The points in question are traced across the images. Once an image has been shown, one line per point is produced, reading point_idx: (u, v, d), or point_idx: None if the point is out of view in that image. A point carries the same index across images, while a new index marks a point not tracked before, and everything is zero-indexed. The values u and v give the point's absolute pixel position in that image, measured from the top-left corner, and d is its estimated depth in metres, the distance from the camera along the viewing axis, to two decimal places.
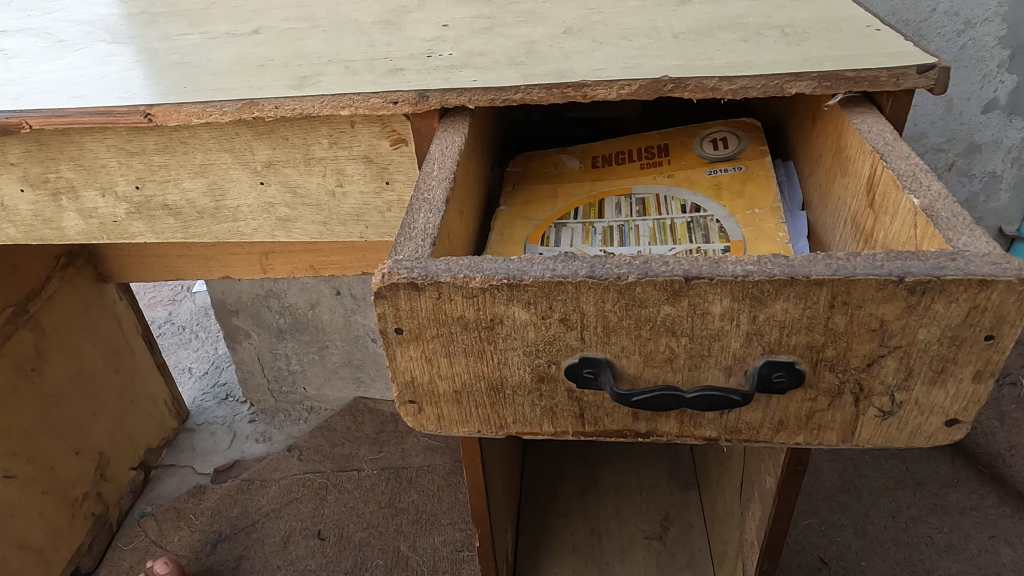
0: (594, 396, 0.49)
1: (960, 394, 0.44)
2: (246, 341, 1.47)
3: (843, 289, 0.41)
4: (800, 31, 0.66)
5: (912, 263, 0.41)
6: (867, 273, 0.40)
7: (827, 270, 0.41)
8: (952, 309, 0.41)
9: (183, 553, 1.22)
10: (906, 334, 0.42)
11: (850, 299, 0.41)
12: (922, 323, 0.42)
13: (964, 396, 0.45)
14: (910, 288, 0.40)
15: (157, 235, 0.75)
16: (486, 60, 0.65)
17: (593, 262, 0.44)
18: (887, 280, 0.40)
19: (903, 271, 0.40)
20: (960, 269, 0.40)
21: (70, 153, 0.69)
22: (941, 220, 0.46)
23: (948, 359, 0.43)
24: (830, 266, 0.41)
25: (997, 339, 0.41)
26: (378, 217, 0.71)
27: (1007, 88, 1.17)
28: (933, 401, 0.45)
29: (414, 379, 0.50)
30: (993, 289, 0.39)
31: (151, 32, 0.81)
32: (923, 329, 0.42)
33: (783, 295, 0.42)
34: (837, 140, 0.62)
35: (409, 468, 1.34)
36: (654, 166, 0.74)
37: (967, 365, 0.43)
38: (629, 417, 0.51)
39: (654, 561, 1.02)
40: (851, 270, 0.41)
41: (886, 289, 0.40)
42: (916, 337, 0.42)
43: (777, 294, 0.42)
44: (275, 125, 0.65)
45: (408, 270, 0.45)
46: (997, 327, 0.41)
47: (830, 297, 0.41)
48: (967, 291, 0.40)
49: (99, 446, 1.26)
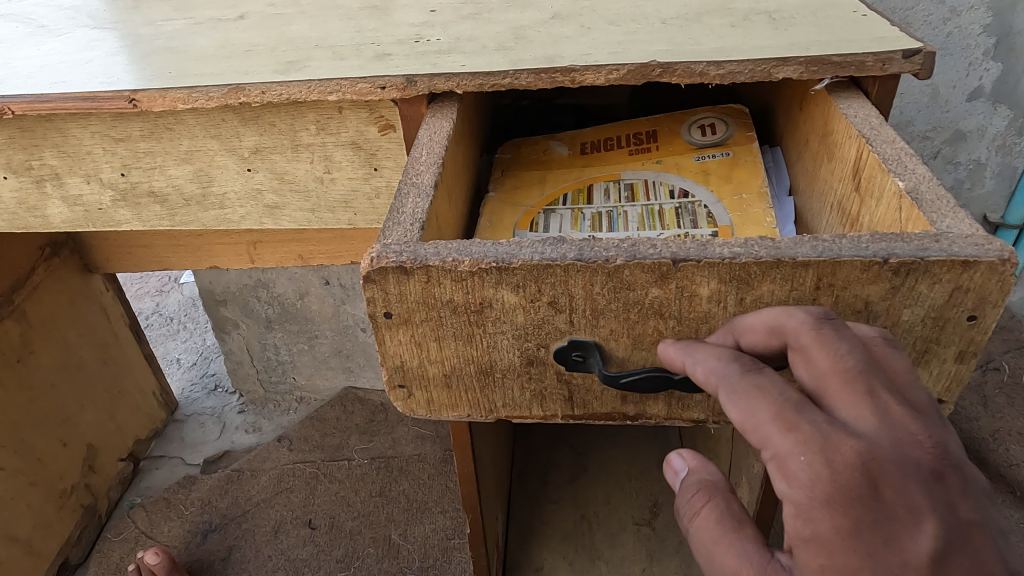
0: (583, 379, 0.50)
1: (943, 374, 0.45)
2: (235, 332, 1.47)
3: (829, 270, 0.41)
4: (787, 17, 0.66)
5: (897, 244, 0.41)
6: (853, 254, 0.41)
7: (812, 251, 0.41)
8: (936, 290, 0.41)
9: (173, 544, 1.21)
10: (890, 315, 0.43)
11: (836, 281, 0.42)
12: (907, 304, 0.42)
13: (946, 376, 0.46)
14: (895, 269, 0.41)
15: (143, 223, 0.75)
16: (475, 45, 0.65)
17: (581, 245, 0.44)
18: (872, 262, 0.41)
19: (888, 252, 0.41)
20: (944, 250, 0.40)
21: (54, 140, 0.69)
22: (925, 203, 0.46)
23: (931, 340, 0.44)
24: (816, 248, 0.42)
25: (980, 319, 0.42)
26: (366, 204, 0.71)
27: (992, 75, 1.17)
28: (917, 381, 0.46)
29: (403, 363, 0.50)
30: (976, 270, 0.40)
31: (135, 18, 0.80)
32: (907, 310, 0.42)
33: (770, 276, 0.42)
34: (824, 126, 0.62)
35: (400, 457, 1.34)
36: (643, 153, 0.74)
37: (951, 345, 0.44)
38: (618, 399, 0.51)
39: (644, 547, 1.03)
40: (837, 252, 0.41)
41: (871, 270, 0.41)
42: (901, 318, 0.43)
43: (764, 275, 0.42)
44: (262, 110, 0.65)
45: (397, 254, 0.44)
46: (979, 308, 0.42)
47: (816, 279, 0.42)
48: (950, 272, 0.40)
49: (87, 438, 1.25)
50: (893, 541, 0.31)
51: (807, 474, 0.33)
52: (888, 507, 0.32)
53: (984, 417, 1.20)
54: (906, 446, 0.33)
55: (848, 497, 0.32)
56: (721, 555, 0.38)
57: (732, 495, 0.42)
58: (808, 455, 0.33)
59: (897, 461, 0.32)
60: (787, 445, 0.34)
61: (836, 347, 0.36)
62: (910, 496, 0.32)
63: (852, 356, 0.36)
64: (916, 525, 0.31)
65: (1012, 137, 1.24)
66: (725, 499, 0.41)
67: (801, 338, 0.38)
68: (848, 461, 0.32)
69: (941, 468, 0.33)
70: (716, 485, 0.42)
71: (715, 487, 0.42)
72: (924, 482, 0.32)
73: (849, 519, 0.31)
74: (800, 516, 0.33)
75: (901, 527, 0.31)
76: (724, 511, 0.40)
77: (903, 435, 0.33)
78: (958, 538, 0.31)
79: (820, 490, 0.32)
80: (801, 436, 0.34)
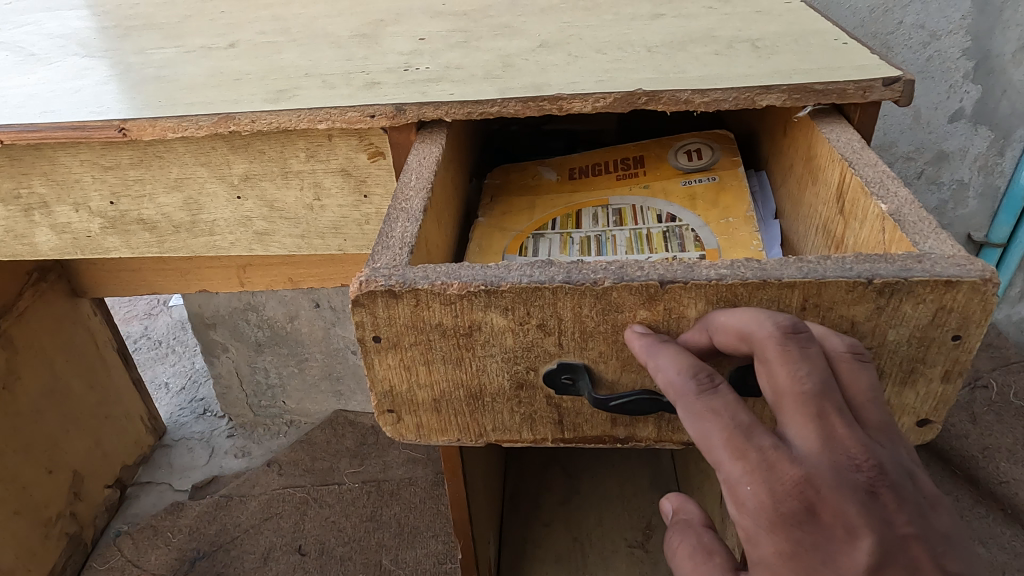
0: (573, 402, 0.50)
1: (931, 395, 0.46)
2: (224, 355, 1.46)
3: (815, 291, 0.42)
4: (770, 45, 0.67)
5: (880, 265, 0.42)
6: (838, 275, 0.41)
7: (798, 272, 0.42)
8: (920, 310, 0.42)
9: (159, 572, 1.19)
10: (876, 335, 0.43)
11: (822, 300, 0.42)
12: (892, 324, 0.43)
13: (934, 397, 0.46)
14: (879, 289, 0.41)
15: (132, 250, 0.75)
16: (463, 73, 0.66)
17: (569, 268, 0.44)
18: (857, 282, 0.41)
19: (872, 273, 0.41)
20: (927, 271, 0.41)
21: (42, 168, 0.69)
22: (908, 224, 0.47)
23: (917, 359, 0.44)
24: (801, 269, 0.42)
25: (964, 339, 0.43)
26: (356, 230, 0.71)
27: (972, 97, 1.18)
28: (904, 402, 0.47)
29: (392, 388, 0.50)
30: (958, 290, 0.41)
31: (126, 46, 0.80)
32: (893, 330, 0.43)
33: (756, 297, 0.42)
34: (807, 150, 0.63)
35: (390, 481, 1.33)
36: (630, 178, 0.75)
37: (937, 365, 0.44)
38: (607, 422, 0.51)
39: (637, 570, 1.02)
40: (822, 273, 0.42)
41: (856, 291, 0.41)
42: (886, 338, 0.43)
43: (750, 296, 0.42)
44: (252, 139, 0.65)
45: (386, 278, 0.45)
46: (963, 327, 0.42)
47: (802, 299, 0.42)
48: (933, 292, 0.41)
49: (73, 465, 1.23)
50: (830, 559, 0.35)
51: (754, 503, 0.36)
52: (826, 528, 0.35)
53: (973, 435, 1.17)
54: (846, 468, 0.36)
55: (790, 522, 0.35)
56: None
57: (706, 528, 0.44)
58: (755, 485, 0.36)
59: (837, 484, 0.36)
60: (736, 472, 0.36)
61: (798, 368, 0.37)
62: (847, 517, 0.35)
63: (811, 378, 0.37)
64: (851, 542, 0.35)
65: (994, 157, 1.24)
66: (696, 534, 0.44)
67: (765, 351, 0.39)
68: (789, 490, 0.35)
69: (876, 487, 0.36)
70: (690, 523, 0.45)
71: (688, 523, 0.45)
72: (860, 502, 0.36)
73: (791, 543, 0.35)
74: (749, 539, 0.37)
75: (838, 545, 0.35)
76: (696, 545, 0.43)
77: (843, 457, 0.36)
78: (891, 550, 0.36)
79: (765, 518, 0.36)
80: (749, 465, 0.36)
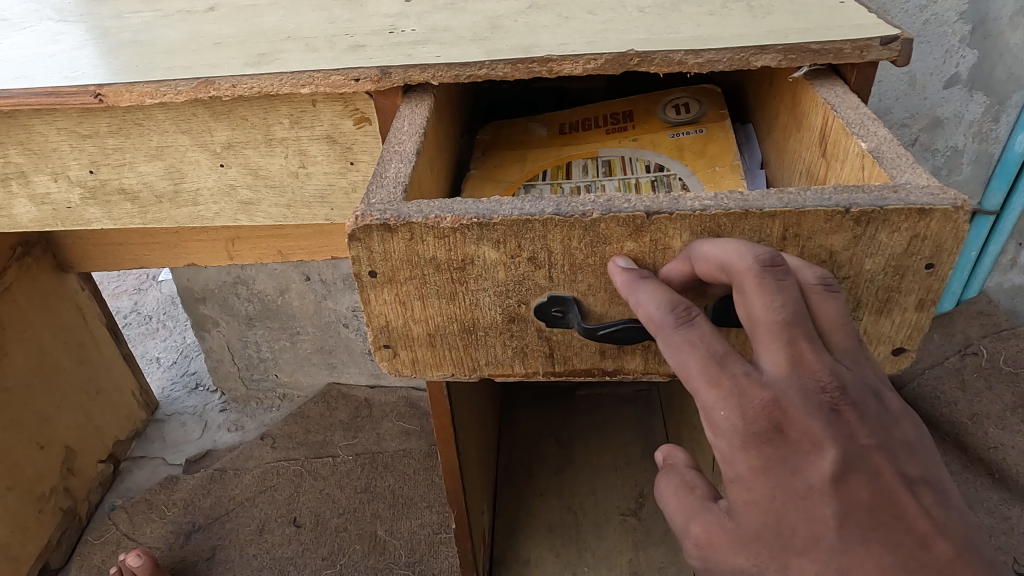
0: (562, 335, 0.50)
1: (905, 323, 0.48)
2: (214, 330, 1.43)
3: (795, 221, 0.43)
4: (765, 5, 0.65)
5: (858, 195, 0.43)
6: (817, 205, 0.42)
7: (779, 203, 0.43)
8: (895, 239, 0.43)
9: (155, 545, 1.20)
10: (853, 264, 0.45)
11: (801, 230, 0.43)
12: (869, 253, 0.44)
13: (909, 324, 0.48)
14: (856, 219, 0.42)
15: (114, 221, 0.73)
16: (451, 36, 0.64)
17: (558, 202, 0.45)
18: (835, 211, 0.42)
19: (850, 202, 0.42)
20: (901, 200, 0.42)
21: (18, 137, 0.67)
22: (886, 160, 0.48)
23: (892, 289, 0.46)
24: (782, 199, 0.43)
25: (936, 267, 0.44)
26: (343, 199, 0.69)
27: (969, 62, 1.14)
28: (880, 330, 0.48)
29: (388, 323, 0.51)
30: (932, 218, 0.42)
31: (102, 10, 0.77)
32: (869, 259, 0.44)
33: (738, 228, 0.43)
34: (793, 97, 0.63)
35: (385, 453, 1.33)
36: (620, 131, 0.73)
37: (911, 294, 0.46)
38: (596, 355, 0.52)
39: (631, 538, 1.03)
40: (802, 203, 0.42)
41: (834, 220, 0.42)
42: (863, 268, 0.45)
43: (733, 227, 0.43)
44: (233, 105, 0.63)
45: (381, 212, 0.45)
46: (936, 255, 0.44)
47: (782, 229, 0.43)
48: (908, 220, 0.42)
49: (65, 440, 1.23)
50: (798, 470, 0.37)
51: (727, 425, 0.37)
52: (793, 443, 0.37)
53: (963, 402, 1.17)
54: (812, 391, 0.37)
55: (760, 441, 0.37)
56: (678, 519, 0.43)
57: (691, 469, 0.45)
58: (728, 409, 0.37)
59: (804, 404, 0.37)
60: (711, 399, 0.37)
61: (773, 298, 0.38)
62: (813, 432, 0.37)
63: (786, 308, 0.38)
64: (818, 455, 0.36)
65: (989, 123, 1.20)
66: (680, 473, 0.45)
67: (744, 282, 0.39)
68: (759, 411, 0.37)
69: (839, 406, 0.37)
70: (675, 465, 0.46)
71: (673, 466, 0.46)
72: (825, 419, 0.37)
73: (762, 459, 0.37)
74: (725, 459, 0.38)
75: (805, 458, 0.36)
76: (680, 483, 0.44)
77: (808, 379, 0.37)
78: (855, 460, 0.37)
79: (738, 438, 0.37)
80: (723, 392, 0.37)
